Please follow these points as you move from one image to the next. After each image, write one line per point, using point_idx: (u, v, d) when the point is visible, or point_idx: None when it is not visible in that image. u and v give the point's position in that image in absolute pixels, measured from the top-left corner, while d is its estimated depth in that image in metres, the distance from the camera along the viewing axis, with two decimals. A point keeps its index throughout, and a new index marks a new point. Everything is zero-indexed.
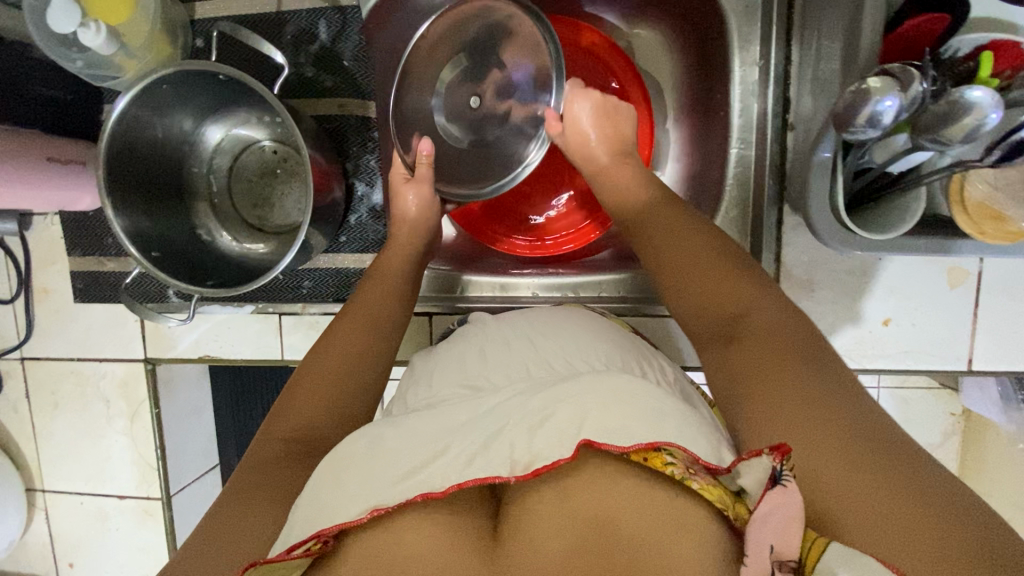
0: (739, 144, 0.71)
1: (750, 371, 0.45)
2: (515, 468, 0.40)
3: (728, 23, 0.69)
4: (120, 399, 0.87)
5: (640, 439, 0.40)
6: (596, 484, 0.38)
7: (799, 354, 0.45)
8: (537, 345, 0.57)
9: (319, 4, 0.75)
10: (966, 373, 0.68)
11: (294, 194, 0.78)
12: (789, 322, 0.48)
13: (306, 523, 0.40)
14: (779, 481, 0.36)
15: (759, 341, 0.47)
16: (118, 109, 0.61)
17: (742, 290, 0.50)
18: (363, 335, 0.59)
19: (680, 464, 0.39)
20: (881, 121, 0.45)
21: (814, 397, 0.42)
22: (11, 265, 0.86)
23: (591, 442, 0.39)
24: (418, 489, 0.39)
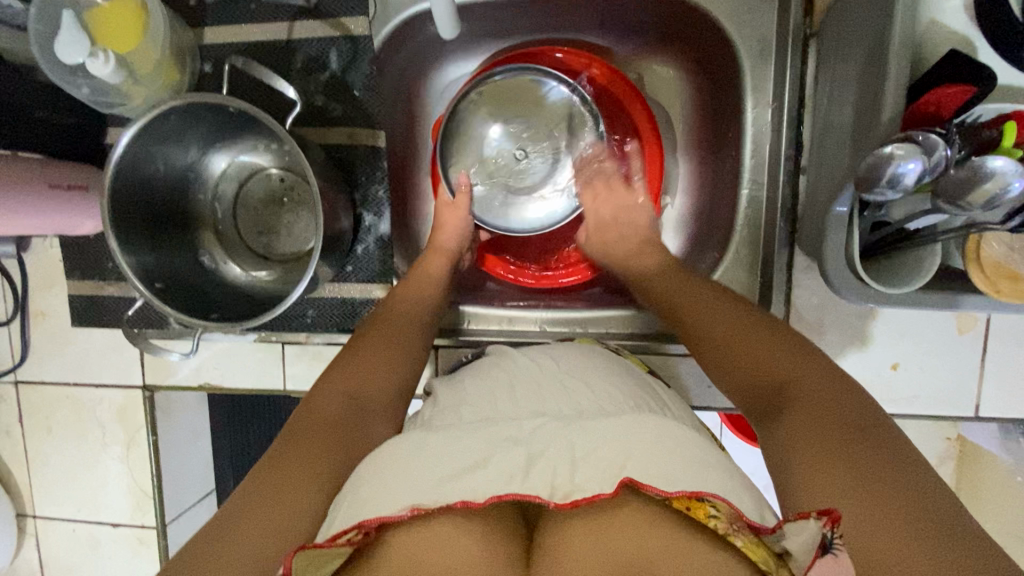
0: (749, 185, 0.71)
1: (797, 435, 0.44)
2: (555, 495, 0.44)
3: (742, 64, 0.68)
4: (116, 425, 0.85)
5: (683, 486, 0.42)
6: (636, 523, 0.42)
7: (854, 426, 0.43)
8: (547, 390, 0.56)
9: (330, 33, 0.74)
10: (974, 419, 0.68)
11: (302, 222, 0.78)
12: (837, 385, 0.46)
13: (349, 516, 0.42)
14: (829, 550, 0.35)
15: (811, 406, 0.45)
16: (123, 143, 0.60)
17: (782, 355, 0.50)
18: (397, 347, 0.62)
19: (723, 518, 0.41)
20: (901, 183, 0.45)
21: (873, 472, 0.40)
22: (8, 287, 0.84)
23: (634, 481, 0.42)
24: (460, 496, 0.43)
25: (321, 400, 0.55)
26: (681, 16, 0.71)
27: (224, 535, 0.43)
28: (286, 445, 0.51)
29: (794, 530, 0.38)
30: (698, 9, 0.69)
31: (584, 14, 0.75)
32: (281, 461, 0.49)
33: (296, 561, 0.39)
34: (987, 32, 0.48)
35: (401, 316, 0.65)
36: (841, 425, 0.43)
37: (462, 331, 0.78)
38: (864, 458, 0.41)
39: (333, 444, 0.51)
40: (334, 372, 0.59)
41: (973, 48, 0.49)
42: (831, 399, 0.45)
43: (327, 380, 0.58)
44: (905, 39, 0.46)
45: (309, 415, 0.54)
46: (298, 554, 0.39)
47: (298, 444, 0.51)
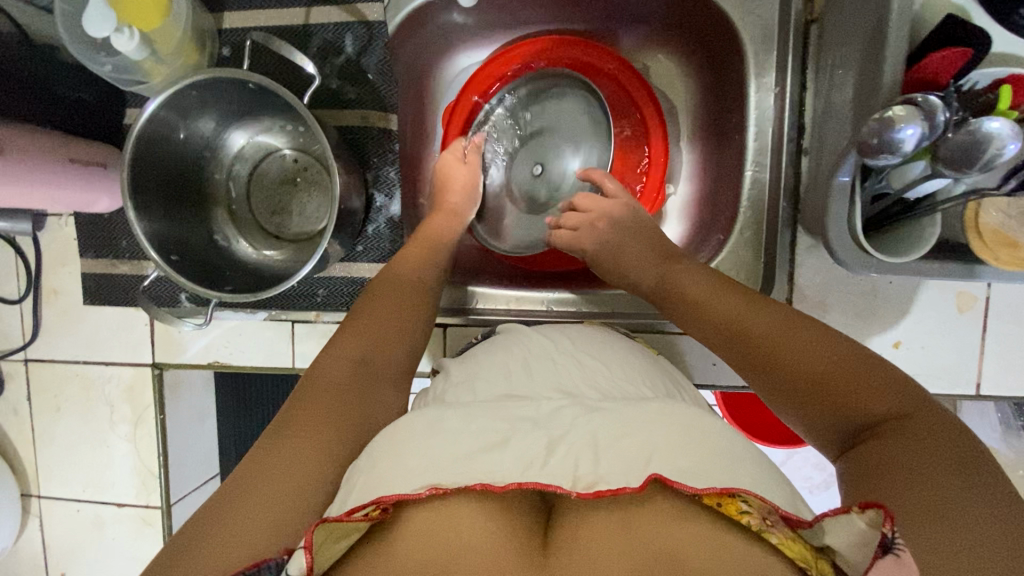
0: (754, 166, 0.72)
1: (882, 462, 0.40)
2: (576, 484, 0.40)
3: (745, 50, 0.71)
4: (124, 404, 0.86)
5: (713, 482, 0.39)
6: (663, 521, 0.38)
7: (931, 446, 0.39)
8: (557, 361, 0.57)
9: (346, 18, 0.76)
10: (975, 397, 0.69)
11: (314, 202, 0.79)
12: (933, 419, 0.41)
13: (364, 492, 0.41)
14: (890, 550, 0.34)
15: (904, 437, 0.40)
16: (146, 113, 0.62)
17: (870, 375, 0.44)
18: (400, 317, 0.61)
19: (756, 514, 0.38)
20: (901, 148, 0.47)
21: (946, 485, 0.37)
22: (22, 264, 0.85)
23: (661, 478, 0.39)
24: (478, 479, 0.40)
25: (324, 368, 0.54)
26: (687, 4, 0.73)
27: (240, 490, 0.44)
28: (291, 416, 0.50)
29: (838, 526, 0.37)
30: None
31: (593, 4, 0.77)
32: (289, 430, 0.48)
33: (317, 534, 0.38)
34: (983, 6, 0.50)
35: (399, 293, 0.63)
36: (942, 461, 0.38)
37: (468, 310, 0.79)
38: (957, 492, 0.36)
39: (340, 413, 0.51)
40: (334, 341, 0.57)
41: (968, 13, 0.51)
42: (932, 436, 0.40)
43: (330, 348, 0.57)
44: (905, 11, 0.47)
45: (312, 382, 0.53)
46: (319, 527, 0.37)
47: (301, 414, 0.50)
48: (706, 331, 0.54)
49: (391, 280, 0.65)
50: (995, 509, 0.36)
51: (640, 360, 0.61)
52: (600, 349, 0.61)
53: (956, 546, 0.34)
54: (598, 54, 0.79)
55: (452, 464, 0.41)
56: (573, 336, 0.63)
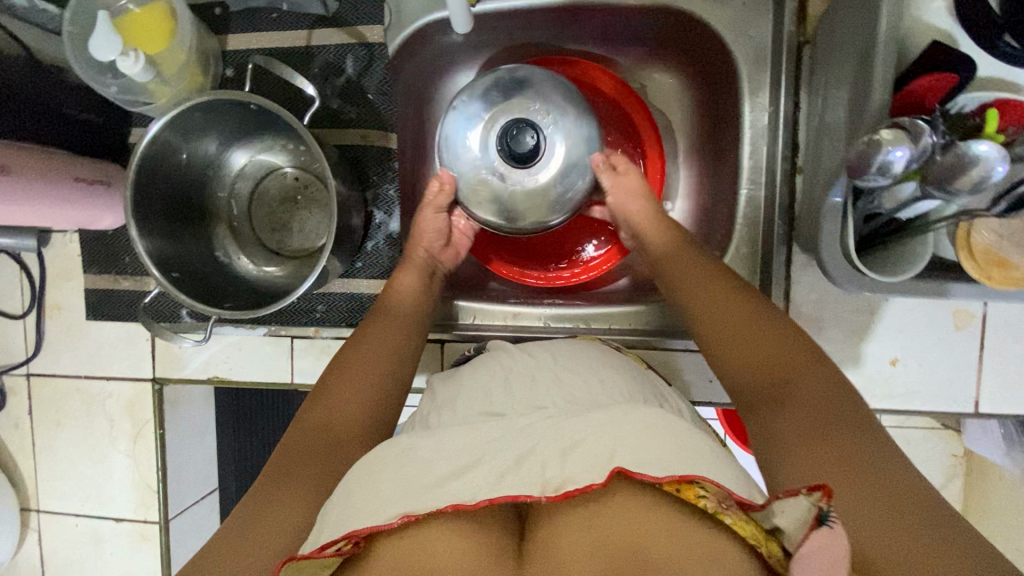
0: (749, 184, 0.73)
1: (807, 432, 0.47)
2: (546, 489, 0.41)
3: (739, 71, 0.72)
4: (124, 419, 0.86)
5: (673, 471, 0.40)
6: (629, 512, 0.40)
7: (847, 423, 0.47)
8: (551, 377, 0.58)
9: (347, 40, 0.78)
10: (973, 415, 0.69)
11: (314, 219, 0.80)
12: (838, 387, 0.50)
13: (337, 525, 0.41)
14: (825, 522, 0.35)
15: (819, 409, 0.48)
16: (152, 133, 0.63)
17: (795, 347, 0.54)
18: (382, 356, 0.62)
19: (712, 497, 0.40)
20: (891, 170, 0.47)
21: (857, 454, 0.44)
22: (26, 281, 0.86)
23: (623, 470, 0.40)
24: (449, 500, 0.41)
25: (303, 421, 0.56)
26: (681, 25, 0.75)
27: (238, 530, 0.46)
28: (264, 482, 0.50)
29: (785, 507, 0.37)
30: (698, 20, 0.72)
31: (589, 25, 0.79)
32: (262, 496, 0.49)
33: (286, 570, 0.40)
34: (968, 29, 0.51)
35: (389, 318, 0.67)
36: (838, 426, 0.47)
37: (449, 325, 0.79)
38: (851, 451, 0.45)
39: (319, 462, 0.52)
40: (317, 391, 0.59)
41: (953, 40, 0.51)
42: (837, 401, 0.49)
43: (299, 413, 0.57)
44: (891, 35, 0.48)
45: (298, 429, 0.55)
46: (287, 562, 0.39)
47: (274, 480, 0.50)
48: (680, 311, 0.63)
49: (381, 304, 0.69)
50: (890, 468, 0.43)
51: (635, 378, 0.61)
52: (596, 366, 0.61)
53: (867, 507, 0.41)
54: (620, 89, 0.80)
55: (426, 493, 0.42)
56: (565, 352, 0.63)
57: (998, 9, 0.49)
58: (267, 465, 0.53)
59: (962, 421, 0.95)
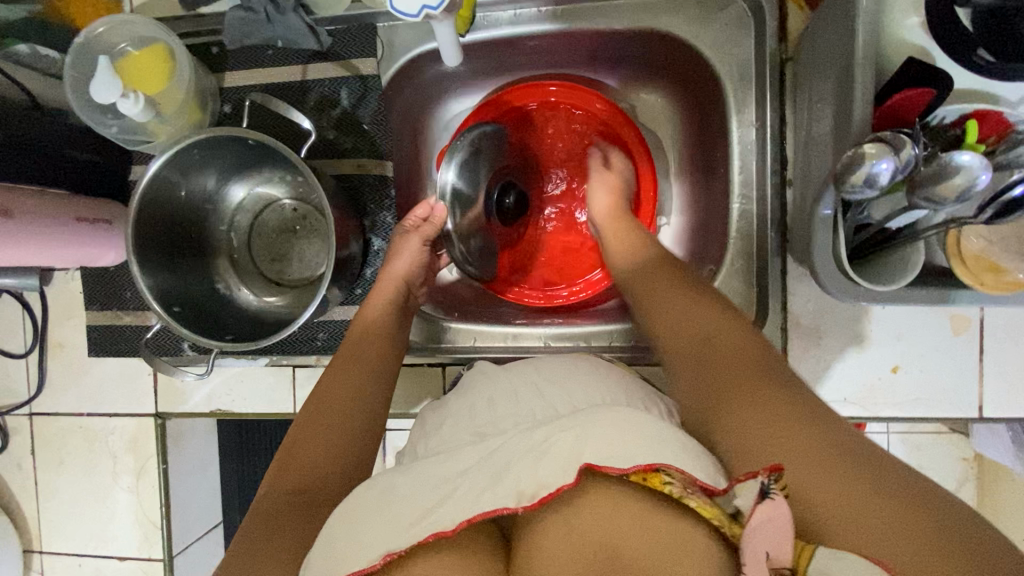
0: (740, 199, 0.74)
1: (726, 384, 0.52)
2: (521, 500, 0.44)
3: (725, 89, 0.73)
4: (128, 456, 0.86)
5: (638, 461, 0.43)
6: (600, 505, 0.43)
7: (770, 377, 0.52)
8: (546, 397, 0.60)
9: (341, 73, 0.79)
10: (977, 419, 0.69)
11: (313, 249, 0.81)
12: (762, 349, 0.55)
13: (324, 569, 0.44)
14: (768, 495, 0.40)
15: (734, 359, 0.54)
16: (151, 172, 0.64)
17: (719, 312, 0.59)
18: (352, 390, 0.63)
19: (677, 484, 0.43)
20: (877, 182, 0.48)
21: (788, 415, 0.48)
22: (29, 320, 0.87)
23: (591, 466, 0.43)
24: (429, 529, 0.44)
25: (286, 464, 0.57)
26: (668, 47, 0.76)
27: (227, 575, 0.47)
28: (238, 547, 0.50)
29: (746, 490, 0.41)
30: (683, 42, 0.74)
31: (577, 49, 0.80)
32: (237, 559, 0.49)
33: None
34: (943, 44, 0.52)
35: (348, 361, 0.67)
36: (758, 379, 0.52)
37: (446, 347, 0.80)
38: (776, 407, 0.49)
39: (305, 505, 0.53)
40: (298, 432, 0.60)
41: (929, 56, 0.52)
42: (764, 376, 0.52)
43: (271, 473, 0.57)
44: (869, 53, 0.49)
45: (283, 472, 0.56)
46: None
47: (249, 541, 0.50)
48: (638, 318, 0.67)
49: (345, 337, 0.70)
50: (821, 423, 0.47)
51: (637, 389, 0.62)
52: (592, 382, 0.62)
53: (802, 463, 0.44)
54: (611, 110, 0.81)
55: (411, 528, 0.44)
56: (562, 372, 0.64)
57: (971, 25, 0.51)
58: (253, 508, 0.54)
59: (969, 424, 0.95)
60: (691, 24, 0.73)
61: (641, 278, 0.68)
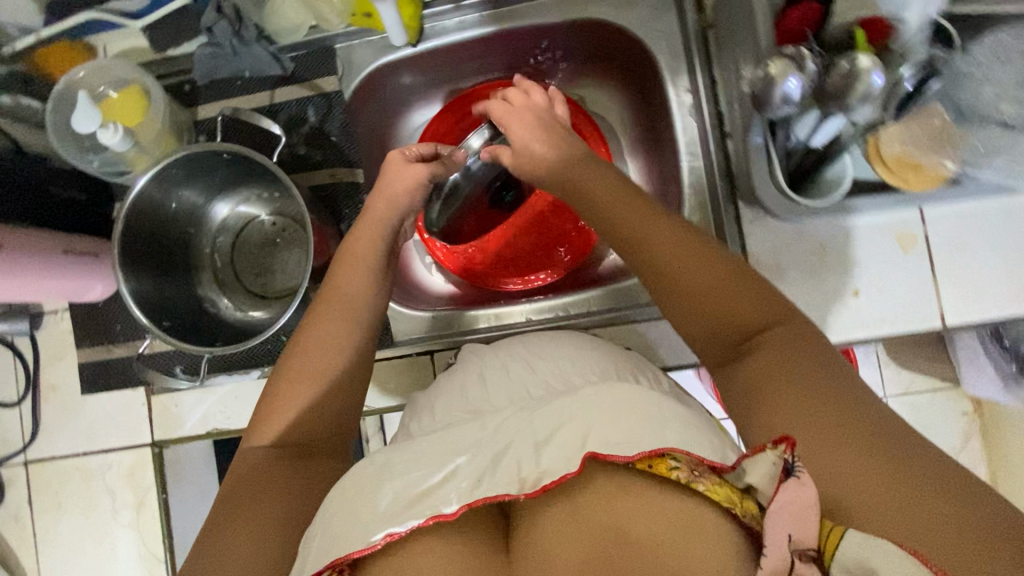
0: (689, 157, 0.79)
1: (767, 375, 0.52)
2: (523, 486, 0.46)
3: (658, 62, 0.80)
4: (126, 490, 0.85)
5: (643, 447, 0.45)
6: (605, 492, 0.44)
7: (818, 365, 0.51)
8: (534, 368, 0.65)
9: (307, 93, 0.85)
10: (943, 329, 0.71)
11: (294, 259, 0.84)
12: (804, 335, 0.54)
13: (319, 556, 0.45)
14: (793, 472, 0.42)
15: (779, 349, 0.53)
16: (135, 189, 0.67)
17: (753, 290, 0.55)
18: (324, 357, 0.63)
19: (684, 469, 0.44)
20: (791, 99, 0.53)
21: (833, 407, 0.48)
22: (21, 366, 0.88)
23: (595, 454, 0.45)
24: (429, 512, 0.45)
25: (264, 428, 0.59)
26: (601, 33, 0.84)
27: (216, 539, 0.53)
28: (223, 508, 0.55)
29: (755, 466, 0.44)
30: (613, 26, 0.82)
31: (519, 48, 0.87)
32: (224, 521, 0.54)
33: None
34: None
35: (330, 311, 0.65)
36: (803, 366, 0.51)
37: (458, 335, 0.82)
38: (819, 399, 0.49)
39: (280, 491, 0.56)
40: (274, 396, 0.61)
41: None
42: (791, 345, 0.53)
43: (251, 434, 0.60)
44: None
45: (261, 436, 0.59)
46: None
47: (236, 495, 0.56)
48: (631, 267, 0.60)
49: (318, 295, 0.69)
50: (869, 417, 0.47)
51: (612, 357, 0.66)
52: (569, 350, 0.66)
53: (840, 452, 0.46)
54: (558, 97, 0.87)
55: (408, 509, 0.46)
56: (545, 345, 0.68)
57: None
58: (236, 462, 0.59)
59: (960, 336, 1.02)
60: (618, 9, 0.81)
61: (614, 216, 0.61)
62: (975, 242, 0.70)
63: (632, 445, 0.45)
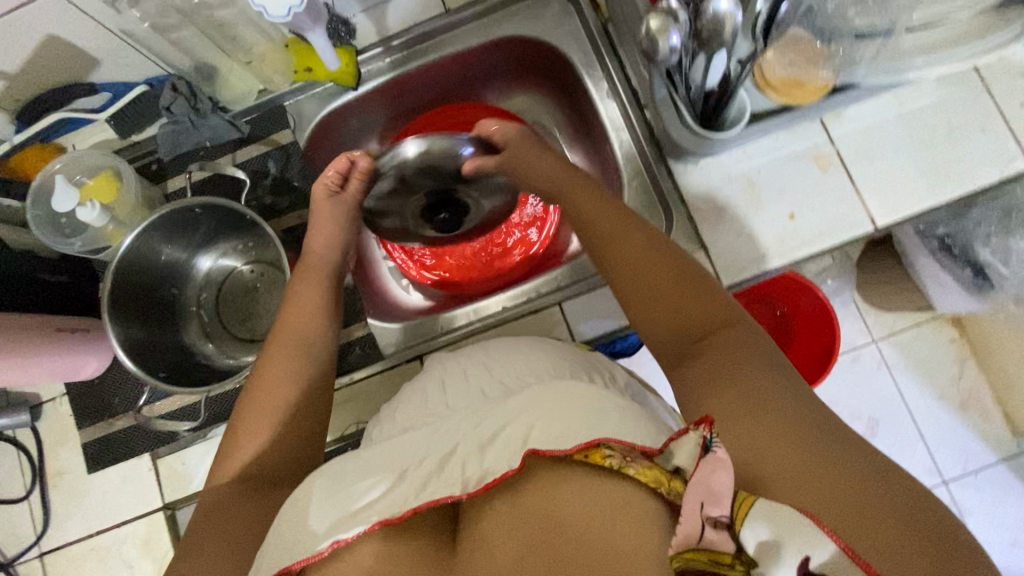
0: (616, 132, 0.87)
1: (715, 372, 0.53)
2: (467, 487, 0.51)
3: (572, 58, 0.89)
4: (145, 559, 0.85)
5: (579, 440, 0.48)
6: (546, 483, 0.48)
7: (767, 366, 0.52)
8: (492, 370, 0.68)
9: (265, 149, 0.93)
10: (876, 233, 0.77)
11: (276, 300, 0.88)
12: (755, 341, 0.55)
13: (276, 559, 0.50)
14: (710, 448, 0.45)
15: (730, 350, 0.54)
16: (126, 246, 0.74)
17: (703, 295, 0.58)
18: (282, 386, 0.68)
19: (618, 455, 0.47)
20: (674, 48, 0.62)
21: (773, 403, 0.48)
22: (24, 459, 0.89)
23: (536, 450, 0.49)
24: (378, 517, 0.50)
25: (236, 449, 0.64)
26: (517, 47, 0.93)
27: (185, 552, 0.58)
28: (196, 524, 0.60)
29: (682, 447, 0.46)
30: (525, 38, 0.91)
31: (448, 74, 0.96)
32: (191, 538, 0.59)
33: None
34: None
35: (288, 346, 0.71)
36: (748, 365, 0.52)
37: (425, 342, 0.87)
38: (759, 393, 0.49)
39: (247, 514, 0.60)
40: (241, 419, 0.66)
41: None
42: (743, 346, 0.54)
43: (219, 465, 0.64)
44: None
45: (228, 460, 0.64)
46: None
47: (205, 515, 0.61)
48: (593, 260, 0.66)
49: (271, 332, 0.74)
50: (808, 415, 0.48)
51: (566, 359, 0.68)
52: (523, 349, 0.70)
53: (767, 438, 0.47)
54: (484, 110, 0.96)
55: (359, 514, 0.50)
56: (506, 351, 0.70)
57: None
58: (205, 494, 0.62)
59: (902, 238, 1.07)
60: (527, 22, 0.90)
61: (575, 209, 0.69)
62: (881, 149, 0.77)
63: (570, 438, 0.49)
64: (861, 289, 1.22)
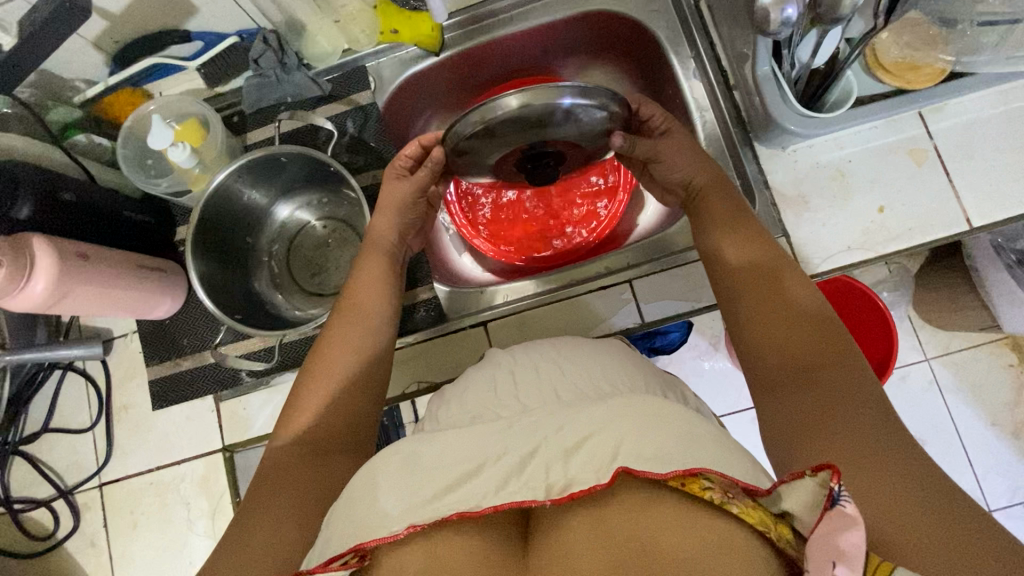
0: (699, 112, 0.86)
1: (823, 408, 0.52)
2: (550, 493, 0.46)
3: (659, 37, 0.88)
4: (201, 498, 0.87)
5: (677, 465, 0.43)
6: (635, 504, 0.43)
7: (876, 414, 0.50)
8: (563, 369, 0.64)
9: (343, 108, 0.93)
10: (970, 233, 0.74)
11: (346, 257, 0.89)
12: (861, 385, 0.53)
13: (343, 541, 0.45)
14: (838, 502, 0.39)
15: (837, 389, 0.53)
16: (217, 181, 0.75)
17: (813, 328, 0.58)
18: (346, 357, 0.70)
19: (718, 489, 0.43)
20: (790, 21, 0.59)
21: (888, 451, 0.47)
22: (93, 391, 0.92)
23: (628, 468, 0.44)
24: (453, 509, 0.45)
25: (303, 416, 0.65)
26: (603, 22, 0.92)
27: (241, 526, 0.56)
28: (250, 499, 0.59)
29: (793, 491, 0.42)
30: (612, 13, 0.90)
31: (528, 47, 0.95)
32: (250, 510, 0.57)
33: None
34: None
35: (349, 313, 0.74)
36: (852, 410, 0.51)
37: (480, 311, 0.87)
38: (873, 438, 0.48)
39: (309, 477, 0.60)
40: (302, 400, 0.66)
41: None
42: (851, 389, 0.53)
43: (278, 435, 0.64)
44: None
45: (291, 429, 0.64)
46: None
47: (261, 488, 0.59)
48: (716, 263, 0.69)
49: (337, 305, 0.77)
50: (923, 470, 0.46)
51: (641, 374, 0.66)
52: (591, 352, 0.68)
53: (884, 486, 0.45)
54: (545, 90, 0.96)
55: (434, 502, 0.46)
56: (576, 354, 0.67)
57: None
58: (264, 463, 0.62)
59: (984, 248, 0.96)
60: None
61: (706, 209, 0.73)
62: (982, 145, 0.74)
63: (666, 463, 0.44)
64: (918, 305, 1.16)
